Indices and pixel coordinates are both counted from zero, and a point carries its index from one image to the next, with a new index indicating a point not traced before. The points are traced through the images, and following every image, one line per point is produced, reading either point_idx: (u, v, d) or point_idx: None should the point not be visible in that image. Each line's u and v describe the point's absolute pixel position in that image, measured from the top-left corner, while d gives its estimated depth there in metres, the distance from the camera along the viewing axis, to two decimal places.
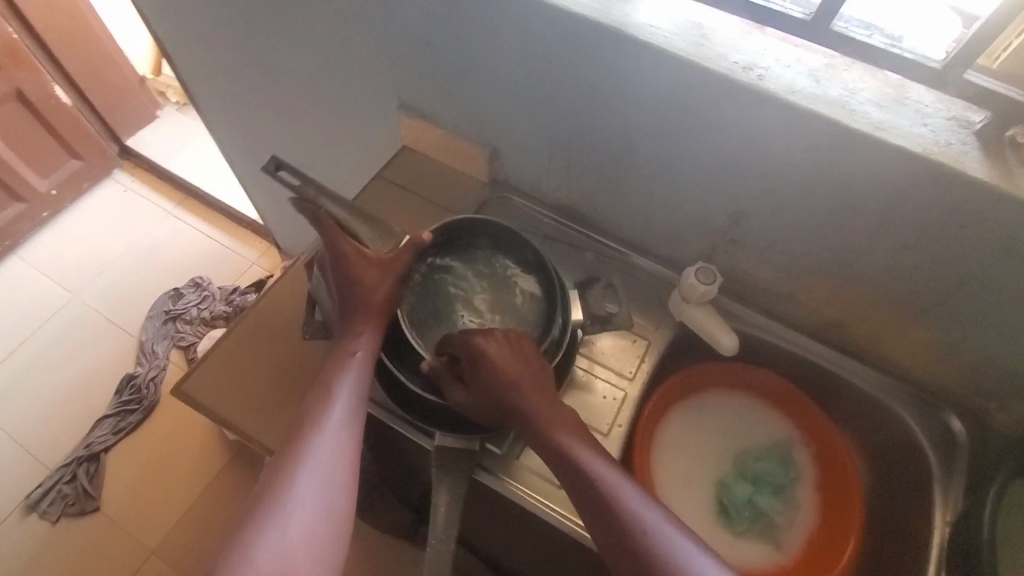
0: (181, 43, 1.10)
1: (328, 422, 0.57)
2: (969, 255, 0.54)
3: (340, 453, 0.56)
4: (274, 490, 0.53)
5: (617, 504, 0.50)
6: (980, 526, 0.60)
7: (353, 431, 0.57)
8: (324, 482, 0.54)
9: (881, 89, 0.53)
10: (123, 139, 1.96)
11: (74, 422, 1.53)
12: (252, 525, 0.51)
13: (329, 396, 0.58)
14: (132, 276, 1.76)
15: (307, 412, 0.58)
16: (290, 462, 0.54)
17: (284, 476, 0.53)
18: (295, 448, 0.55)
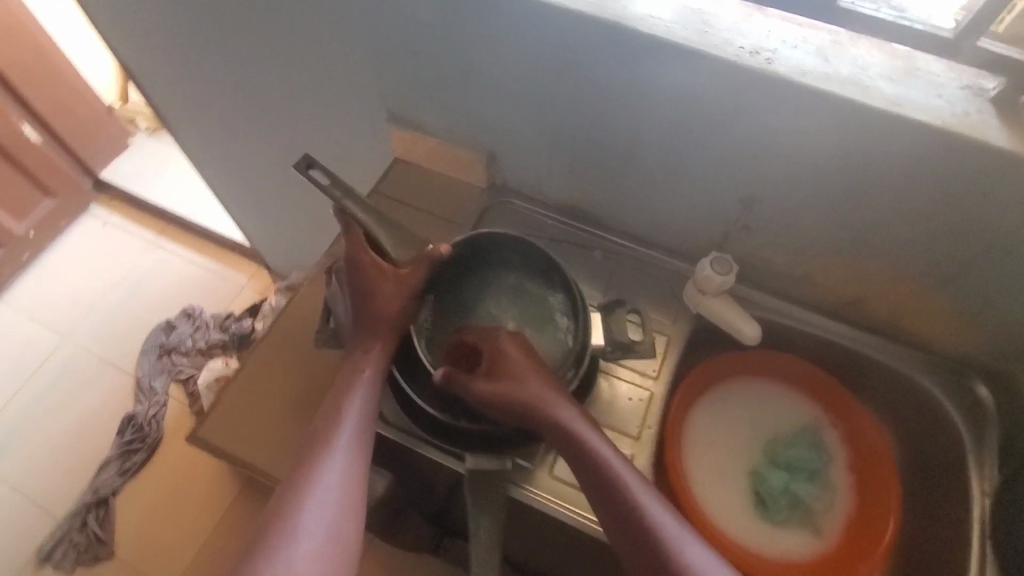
0: (153, 70, 1.06)
1: (333, 447, 0.55)
2: (992, 221, 0.53)
3: (347, 479, 0.54)
4: (278, 520, 0.51)
5: (636, 513, 0.50)
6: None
7: (360, 455, 0.55)
8: (329, 509, 0.52)
9: (891, 63, 0.52)
10: (96, 171, 1.90)
11: (77, 468, 1.49)
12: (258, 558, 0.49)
13: (334, 420, 0.56)
14: (121, 312, 1.72)
15: (314, 439, 0.56)
16: (295, 489, 0.52)
17: (288, 505, 0.51)
18: (299, 475, 0.53)
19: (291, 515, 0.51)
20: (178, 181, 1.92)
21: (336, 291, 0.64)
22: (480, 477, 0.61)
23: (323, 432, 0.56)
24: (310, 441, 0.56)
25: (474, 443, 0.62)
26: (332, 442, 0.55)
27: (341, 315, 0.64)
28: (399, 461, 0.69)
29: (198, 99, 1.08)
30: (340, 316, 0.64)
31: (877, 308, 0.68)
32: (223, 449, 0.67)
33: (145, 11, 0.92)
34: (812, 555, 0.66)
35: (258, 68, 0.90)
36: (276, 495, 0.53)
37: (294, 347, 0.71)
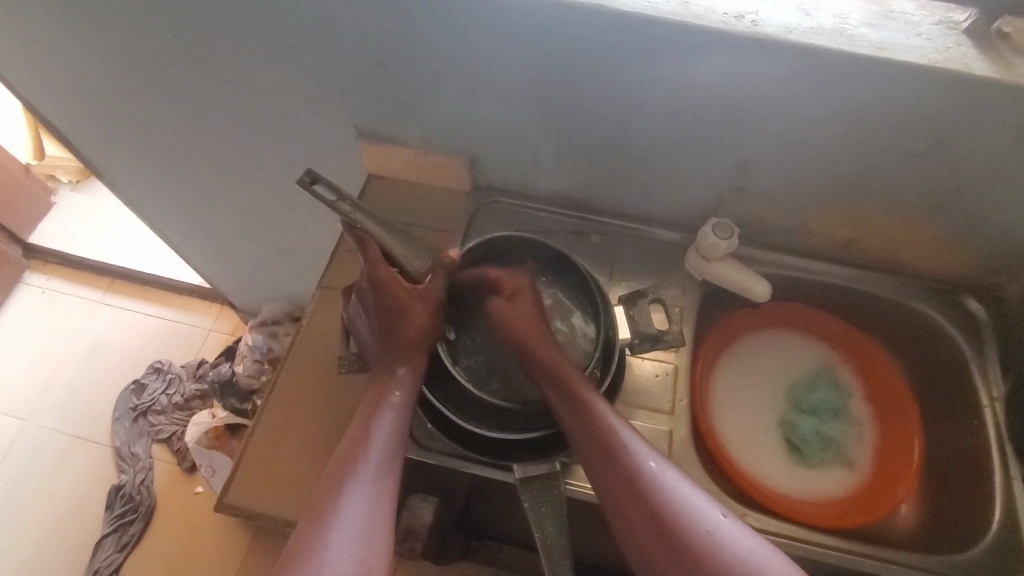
0: (83, 121, 0.98)
1: (360, 471, 0.53)
2: (979, 148, 0.56)
3: (375, 503, 0.52)
4: (307, 553, 0.49)
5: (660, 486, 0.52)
6: None
7: (387, 481, 0.53)
8: (358, 535, 0.50)
9: (867, 9, 0.54)
10: (23, 236, 1.76)
11: (70, 553, 1.39)
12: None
13: (359, 443, 0.55)
14: (83, 381, 1.60)
15: (335, 470, 0.54)
16: (321, 519, 0.50)
17: (315, 535, 0.49)
18: (325, 504, 0.51)
19: (321, 545, 0.49)
20: (117, 233, 1.80)
21: (356, 313, 0.62)
22: (533, 482, 0.58)
23: (348, 457, 0.54)
24: (335, 467, 0.54)
25: (519, 450, 0.61)
26: (358, 465, 0.53)
27: (365, 335, 0.62)
28: (440, 483, 0.66)
29: (138, 144, 1.00)
30: (363, 338, 0.62)
31: (870, 245, 0.71)
32: (254, 509, 0.63)
33: (66, 59, 0.84)
34: (846, 488, 0.69)
35: (206, 103, 0.85)
36: (298, 525, 0.51)
37: (310, 382, 0.67)
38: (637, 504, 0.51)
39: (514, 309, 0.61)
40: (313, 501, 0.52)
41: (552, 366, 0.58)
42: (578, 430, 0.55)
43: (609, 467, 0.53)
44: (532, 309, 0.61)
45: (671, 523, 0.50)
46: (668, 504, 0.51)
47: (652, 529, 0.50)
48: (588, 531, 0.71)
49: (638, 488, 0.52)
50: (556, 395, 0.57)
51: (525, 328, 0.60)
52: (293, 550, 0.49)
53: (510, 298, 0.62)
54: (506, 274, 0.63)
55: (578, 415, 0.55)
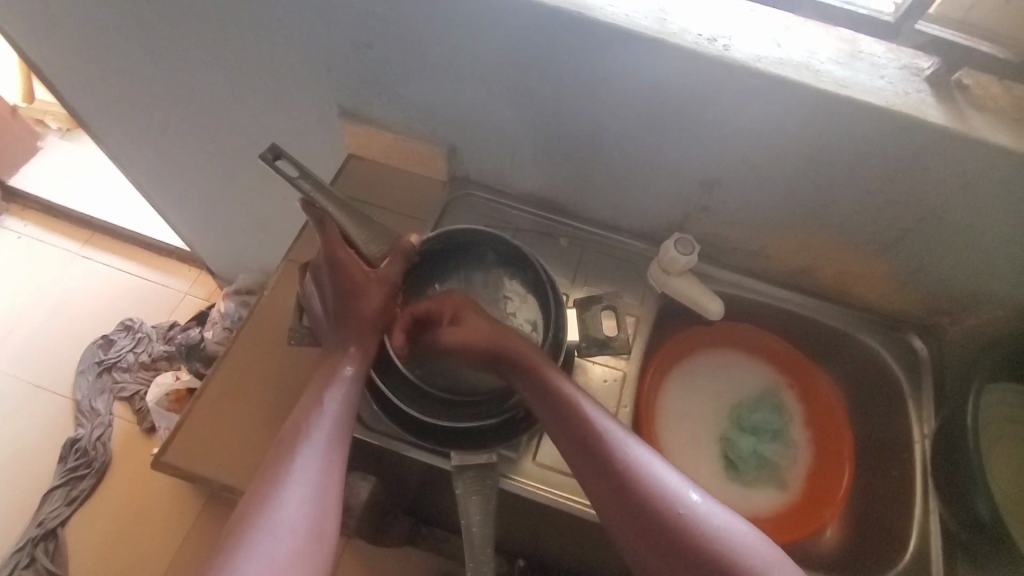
0: (70, 70, 0.98)
1: (313, 436, 0.52)
2: (931, 193, 0.58)
3: (328, 469, 0.51)
4: (257, 512, 0.47)
5: (639, 470, 0.51)
6: (969, 446, 0.59)
7: (339, 450, 0.53)
8: (309, 498, 0.49)
9: (837, 47, 0.56)
10: (3, 179, 1.73)
11: (19, 501, 1.38)
12: (231, 547, 0.45)
13: (313, 410, 0.54)
14: (50, 331, 1.59)
15: (286, 434, 0.53)
16: (273, 479, 0.49)
17: (267, 494, 0.48)
18: (278, 464, 0.50)
19: (273, 505, 0.48)
20: (101, 185, 1.78)
21: (310, 290, 0.62)
22: (468, 471, 0.59)
23: (301, 423, 0.53)
24: (287, 432, 0.53)
25: (459, 438, 0.62)
26: (312, 431, 0.53)
27: (318, 312, 0.62)
28: (382, 465, 0.67)
29: (124, 99, 1.00)
30: (316, 315, 0.62)
31: (824, 274, 0.73)
32: (194, 471, 0.64)
33: (56, 6, 0.84)
34: (779, 507, 0.71)
35: (192, 66, 0.84)
36: (249, 486, 0.49)
37: (261, 353, 0.68)
38: (613, 495, 0.50)
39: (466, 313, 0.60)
40: (264, 462, 0.51)
41: (519, 361, 0.57)
42: (552, 423, 0.55)
43: (585, 458, 0.52)
44: (479, 313, 0.60)
45: (652, 507, 0.49)
46: (649, 486, 0.50)
47: (631, 514, 0.49)
48: (526, 526, 0.73)
49: (615, 481, 0.51)
50: (527, 388, 0.57)
51: (467, 334, 0.58)
52: (244, 509, 0.48)
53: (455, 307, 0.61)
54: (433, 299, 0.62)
55: (548, 408, 0.55)
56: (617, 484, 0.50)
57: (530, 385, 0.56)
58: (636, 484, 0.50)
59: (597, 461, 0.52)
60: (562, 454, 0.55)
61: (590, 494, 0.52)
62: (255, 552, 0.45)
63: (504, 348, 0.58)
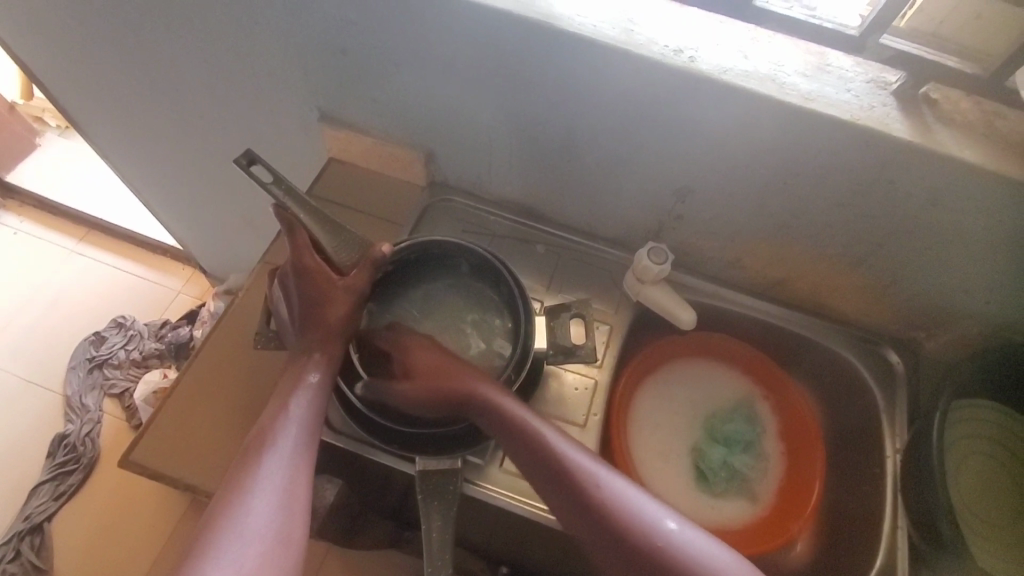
0: (57, 69, 0.99)
1: (278, 444, 0.52)
2: (899, 207, 0.58)
3: (294, 473, 0.51)
4: (222, 520, 0.47)
5: (603, 490, 0.51)
6: (931, 453, 0.60)
7: (306, 456, 0.53)
8: (277, 504, 0.49)
9: (804, 60, 0.56)
10: (0, 175, 1.75)
11: (7, 496, 1.39)
12: (195, 554, 0.45)
13: (278, 417, 0.54)
14: (42, 327, 1.60)
15: (252, 441, 0.52)
16: (239, 485, 0.49)
17: (232, 500, 0.48)
18: (244, 471, 0.50)
19: (239, 512, 0.47)
20: (97, 183, 1.80)
21: (278, 295, 0.63)
22: (432, 476, 0.60)
23: (266, 431, 0.53)
24: (254, 438, 0.53)
25: (423, 444, 0.62)
26: (277, 438, 0.52)
27: (283, 317, 0.62)
28: (350, 467, 0.68)
29: (110, 100, 1.01)
30: (282, 319, 0.63)
31: (799, 285, 0.73)
32: (160, 470, 0.64)
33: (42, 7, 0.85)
34: (747, 519, 0.71)
35: (176, 69, 0.85)
36: (215, 493, 0.49)
37: (232, 355, 0.68)
38: (589, 526, 0.50)
39: (420, 349, 0.60)
40: (230, 467, 0.51)
41: (476, 395, 0.56)
42: (520, 460, 0.54)
43: (561, 493, 0.51)
44: (433, 347, 0.60)
45: (621, 527, 0.49)
46: (617, 507, 0.50)
47: (598, 535, 0.50)
48: (496, 533, 0.72)
49: (591, 512, 0.50)
50: (489, 425, 0.56)
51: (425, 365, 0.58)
52: (211, 517, 0.47)
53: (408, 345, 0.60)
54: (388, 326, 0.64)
55: (517, 447, 0.54)
56: (594, 516, 0.50)
57: (491, 422, 0.55)
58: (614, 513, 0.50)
59: (573, 494, 0.51)
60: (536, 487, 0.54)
61: (565, 523, 0.52)
62: (223, 559, 0.45)
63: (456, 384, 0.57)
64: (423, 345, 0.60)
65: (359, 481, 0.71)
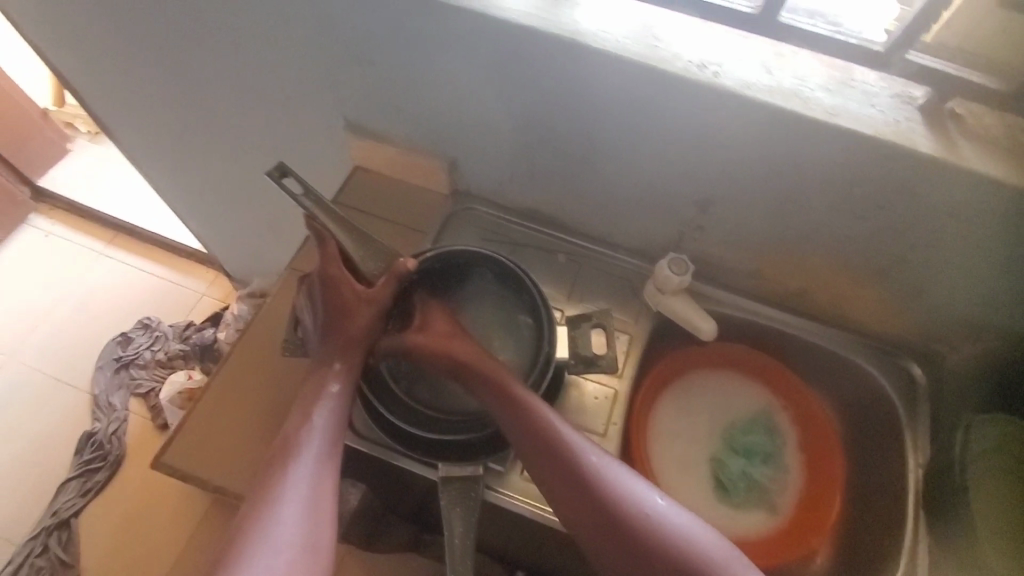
0: (93, 79, 1.02)
1: (304, 453, 0.53)
2: (924, 221, 0.58)
3: (320, 483, 0.52)
4: (252, 528, 0.48)
5: (618, 492, 0.52)
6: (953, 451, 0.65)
7: (331, 464, 0.54)
8: (304, 512, 0.50)
9: (828, 74, 0.56)
10: (34, 179, 1.81)
11: (37, 491, 1.43)
12: (228, 562, 0.47)
13: (303, 427, 0.55)
14: (72, 327, 1.65)
15: (278, 451, 0.54)
16: (267, 494, 0.50)
17: (261, 509, 0.49)
18: (272, 480, 0.51)
19: (267, 520, 0.49)
20: (126, 188, 1.85)
21: (304, 304, 0.65)
22: (453, 483, 0.61)
23: (292, 440, 0.54)
24: (280, 447, 0.54)
25: (444, 449, 0.63)
26: (303, 447, 0.53)
27: (309, 325, 0.64)
28: (373, 471, 0.69)
29: (143, 108, 1.04)
30: (308, 328, 0.64)
31: (820, 297, 0.73)
32: (189, 471, 0.66)
33: (81, 20, 0.88)
34: (767, 530, 0.71)
35: (207, 80, 0.88)
36: (245, 502, 0.50)
37: (259, 360, 0.70)
38: (603, 527, 0.51)
39: (438, 330, 0.61)
40: (258, 477, 0.52)
41: (488, 376, 0.57)
42: (524, 443, 0.55)
43: (577, 493, 0.52)
44: (450, 328, 0.62)
45: (631, 524, 0.51)
46: (630, 508, 0.51)
47: (606, 529, 0.51)
48: (515, 539, 0.73)
49: (608, 512, 0.51)
50: (492, 401, 0.57)
51: (446, 349, 0.59)
52: (241, 525, 0.49)
53: (427, 326, 0.62)
54: (424, 299, 0.66)
55: (536, 445, 0.54)
56: (611, 518, 0.51)
57: (496, 399, 0.57)
58: (633, 514, 0.51)
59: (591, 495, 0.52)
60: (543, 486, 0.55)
61: (567, 513, 0.53)
62: (254, 568, 0.46)
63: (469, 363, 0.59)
64: (440, 326, 0.62)
65: (381, 484, 0.72)
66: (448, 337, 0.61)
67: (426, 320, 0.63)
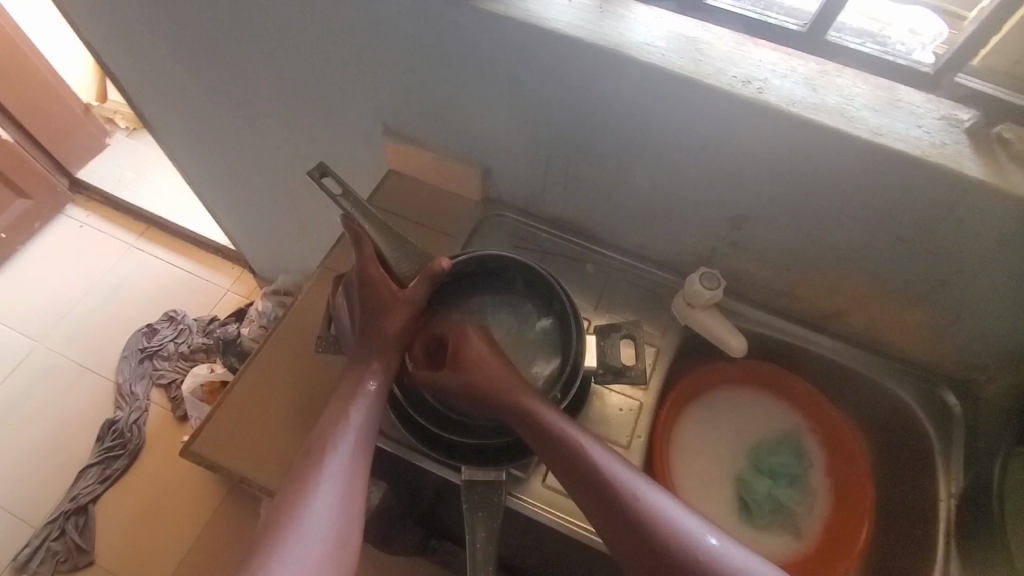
0: (140, 76, 1.05)
1: (337, 448, 0.54)
2: (969, 246, 0.57)
3: (352, 478, 0.53)
4: (285, 518, 0.49)
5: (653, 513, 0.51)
6: None
7: (363, 460, 0.54)
8: (336, 506, 0.50)
9: (874, 94, 0.56)
10: (73, 171, 1.86)
11: (58, 475, 1.46)
12: (261, 551, 0.47)
13: (338, 422, 0.56)
14: (101, 316, 1.69)
15: (312, 444, 0.54)
16: (301, 486, 0.51)
17: (294, 501, 0.50)
18: (305, 473, 0.52)
19: (300, 512, 0.49)
20: (160, 184, 1.89)
21: (340, 302, 0.65)
22: (476, 487, 0.60)
23: (326, 434, 0.55)
24: (315, 440, 0.55)
25: (473, 454, 0.63)
26: (337, 442, 0.54)
27: (345, 324, 0.64)
28: (395, 471, 0.69)
29: (186, 105, 1.07)
30: (343, 325, 0.65)
31: (853, 318, 0.72)
32: (217, 460, 0.67)
33: (134, 19, 0.90)
34: (791, 554, 0.70)
35: (250, 80, 0.90)
36: (278, 493, 0.51)
37: (290, 355, 0.71)
38: (647, 557, 0.50)
39: (476, 350, 0.61)
40: (292, 469, 0.53)
41: (521, 400, 0.57)
42: (560, 469, 0.55)
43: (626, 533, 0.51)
44: (487, 348, 0.61)
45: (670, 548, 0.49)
46: (666, 529, 0.50)
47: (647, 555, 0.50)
48: (532, 547, 0.72)
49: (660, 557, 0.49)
50: (523, 429, 0.57)
51: (485, 374, 0.59)
52: (274, 515, 0.50)
53: (465, 345, 0.61)
54: (451, 331, 0.64)
55: (584, 481, 0.53)
56: (669, 568, 0.49)
57: (530, 424, 0.56)
58: (690, 561, 0.49)
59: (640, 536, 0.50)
60: (587, 515, 0.53)
61: (608, 540, 0.52)
62: (287, 558, 0.47)
63: (503, 385, 0.58)
64: (477, 346, 0.61)
65: (401, 485, 0.72)
66: (487, 361, 0.60)
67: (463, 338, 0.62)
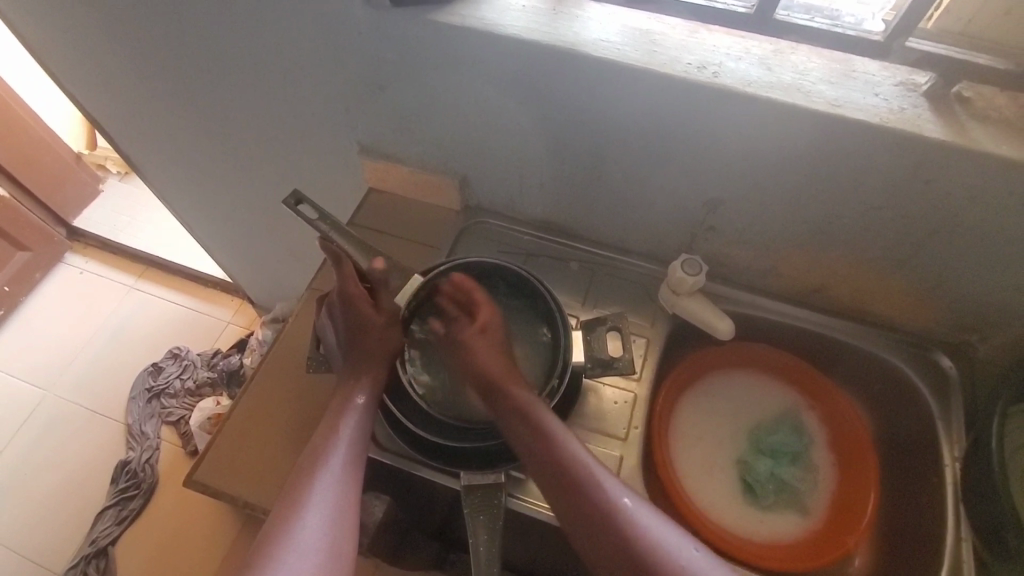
0: (121, 121, 1.07)
1: (330, 461, 0.54)
2: (941, 207, 0.58)
3: (344, 488, 0.53)
4: (280, 532, 0.50)
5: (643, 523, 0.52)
6: (990, 438, 0.62)
7: (355, 471, 0.55)
8: (330, 518, 0.51)
9: (829, 66, 0.57)
10: (68, 220, 1.89)
11: (75, 521, 1.47)
12: (256, 567, 0.48)
13: (328, 437, 0.57)
14: (106, 359, 1.70)
15: (305, 459, 0.55)
16: (295, 499, 0.52)
17: (289, 514, 0.51)
18: (298, 487, 0.53)
19: (295, 525, 0.50)
20: (154, 224, 1.92)
21: (325, 321, 0.66)
22: (475, 491, 0.61)
23: (319, 450, 0.55)
24: (308, 454, 0.56)
25: (469, 459, 0.63)
26: (330, 455, 0.55)
27: (332, 342, 0.66)
28: (396, 483, 0.70)
29: (166, 144, 1.08)
30: (331, 344, 0.66)
31: (839, 291, 0.72)
32: (220, 488, 0.67)
33: (109, 66, 0.92)
34: (800, 534, 0.69)
35: (226, 114, 0.91)
36: (272, 508, 0.52)
37: (285, 377, 0.72)
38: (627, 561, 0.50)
39: (488, 346, 0.62)
40: (286, 485, 0.54)
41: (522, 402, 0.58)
42: (547, 471, 0.55)
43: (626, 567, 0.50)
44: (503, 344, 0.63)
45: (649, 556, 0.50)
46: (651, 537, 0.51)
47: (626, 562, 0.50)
48: (541, 547, 0.72)
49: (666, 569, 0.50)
50: (518, 424, 0.57)
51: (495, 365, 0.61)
52: (268, 530, 0.50)
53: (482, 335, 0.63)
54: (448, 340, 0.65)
55: (580, 507, 0.53)
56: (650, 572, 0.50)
57: (525, 421, 0.57)
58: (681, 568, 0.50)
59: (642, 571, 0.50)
60: (562, 518, 0.53)
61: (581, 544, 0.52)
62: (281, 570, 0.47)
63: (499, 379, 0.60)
64: (497, 336, 0.64)
65: (405, 496, 0.72)
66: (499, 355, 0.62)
67: (488, 320, 0.64)
